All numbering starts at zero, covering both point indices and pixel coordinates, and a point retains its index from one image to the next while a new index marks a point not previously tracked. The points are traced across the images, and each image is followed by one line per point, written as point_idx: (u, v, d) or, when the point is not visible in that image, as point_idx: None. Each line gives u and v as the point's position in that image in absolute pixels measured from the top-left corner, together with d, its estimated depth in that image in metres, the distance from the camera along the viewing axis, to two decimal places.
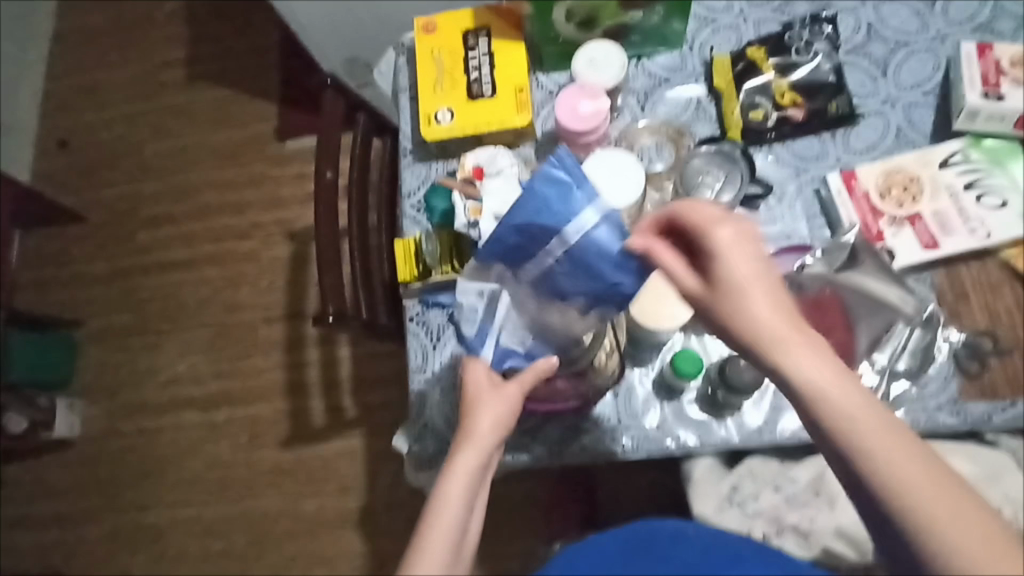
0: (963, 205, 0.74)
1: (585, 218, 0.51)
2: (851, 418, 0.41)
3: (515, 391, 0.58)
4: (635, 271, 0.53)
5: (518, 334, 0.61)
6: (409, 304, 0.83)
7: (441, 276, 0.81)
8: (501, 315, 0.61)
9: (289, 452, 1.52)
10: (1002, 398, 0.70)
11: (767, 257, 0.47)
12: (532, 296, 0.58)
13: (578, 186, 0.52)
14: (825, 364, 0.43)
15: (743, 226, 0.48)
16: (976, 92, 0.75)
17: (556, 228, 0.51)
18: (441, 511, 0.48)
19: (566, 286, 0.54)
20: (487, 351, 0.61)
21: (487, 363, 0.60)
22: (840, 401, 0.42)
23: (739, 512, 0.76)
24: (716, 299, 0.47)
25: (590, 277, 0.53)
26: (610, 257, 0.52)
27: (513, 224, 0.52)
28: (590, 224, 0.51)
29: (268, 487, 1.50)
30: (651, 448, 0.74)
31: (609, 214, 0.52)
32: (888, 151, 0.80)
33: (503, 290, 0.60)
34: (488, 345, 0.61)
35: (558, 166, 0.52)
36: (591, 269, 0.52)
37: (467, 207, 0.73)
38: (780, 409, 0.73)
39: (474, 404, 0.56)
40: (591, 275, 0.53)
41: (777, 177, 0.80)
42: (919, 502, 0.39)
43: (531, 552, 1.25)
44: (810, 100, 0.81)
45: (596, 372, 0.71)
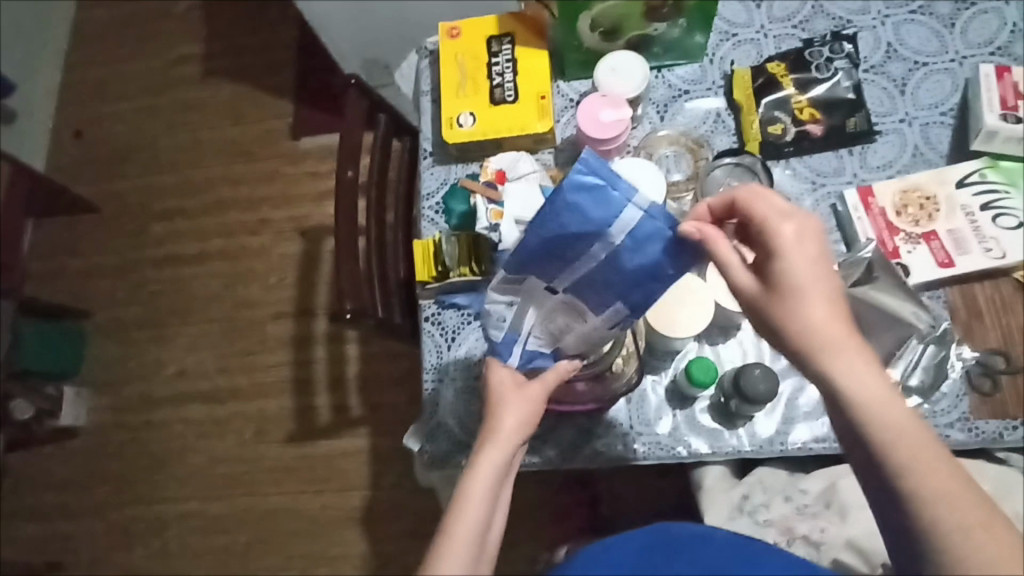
0: (979, 225, 0.74)
1: (628, 215, 0.49)
2: (893, 417, 0.44)
3: (538, 391, 0.59)
4: (674, 266, 0.51)
5: (546, 336, 0.60)
6: (425, 304, 0.84)
7: (458, 277, 0.81)
8: (528, 320, 0.59)
9: (294, 448, 1.52)
10: (1013, 416, 0.70)
11: (828, 255, 0.49)
12: (561, 299, 0.56)
13: (612, 186, 0.49)
14: (873, 369, 0.45)
15: (807, 224, 0.49)
16: (994, 114, 0.76)
17: (595, 233, 0.50)
18: (466, 506, 0.49)
19: (610, 269, 0.52)
20: (513, 359, 0.60)
21: (512, 368, 0.60)
22: (885, 406, 0.44)
23: (749, 520, 0.76)
24: (774, 300, 0.48)
25: (625, 275, 0.52)
26: (651, 252, 0.50)
27: (545, 234, 0.50)
28: (632, 223, 0.49)
29: (271, 483, 1.51)
30: (662, 455, 0.74)
31: (651, 210, 0.49)
32: (904, 168, 0.81)
33: (528, 309, 0.58)
34: (515, 352, 0.60)
35: (585, 170, 0.49)
36: (635, 256, 0.51)
37: (489, 210, 0.74)
38: (792, 421, 0.74)
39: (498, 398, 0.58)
40: (625, 274, 0.52)
41: (794, 190, 0.81)
42: (936, 509, 0.41)
43: (535, 556, 1.25)
44: (828, 116, 0.82)
45: (613, 376, 0.72)
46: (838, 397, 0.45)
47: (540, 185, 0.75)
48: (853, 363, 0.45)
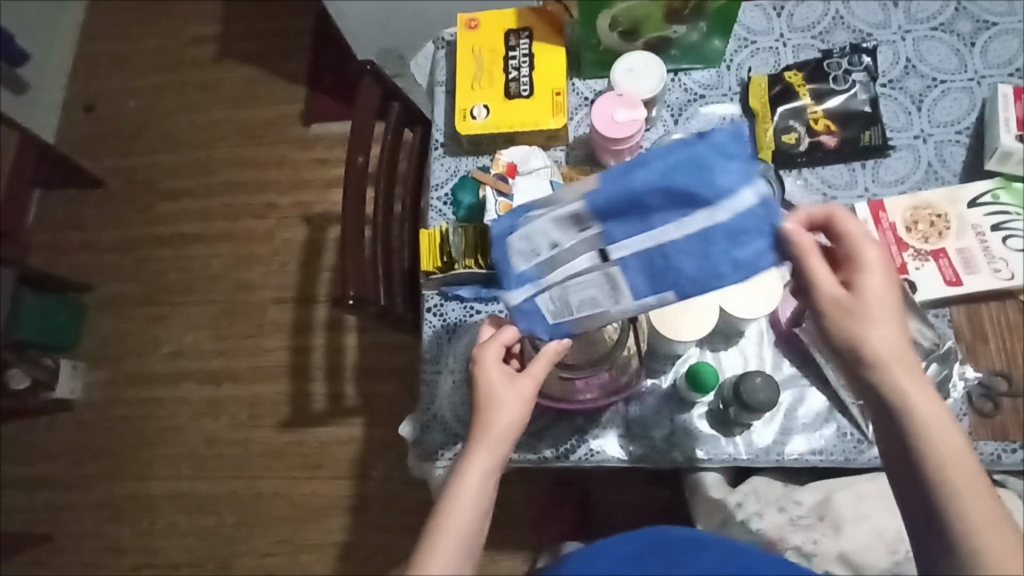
0: (990, 245, 0.73)
1: (742, 200, 0.44)
2: (947, 442, 0.48)
3: (530, 386, 0.57)
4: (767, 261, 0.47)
5: (558, 301, 0.54)
6: (428, 295, 0.84)
7: (463, 270, 0.80)
8: (561, 274, 0.52)
9: (287, 434, 1.52)
10: (1013, 439, 0.70)
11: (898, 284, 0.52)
12: (602, 271, 0.50)
13: (743, 161, 0.44)
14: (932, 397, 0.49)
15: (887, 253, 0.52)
16: (1009, 135, 0.75)
17: (707, 200, 0.44)
18: (454, 513, 0.51)
19: (690, 252, 0.47)
20: (520, 300, 0.55)
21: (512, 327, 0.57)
22: (943, 432, 0.48)
23: (742, 528, 0.76)
24: (852, 313, 0.50)
25: (729, 244, 0.46)
26: (743, 248, 0.46)
27: (658, 183, 0.44)
28: (742, 209, 0.45)
29: (262, 467, 1.51)
30: (657, 459, 0.74)
31: (767, 201, 0.45)
32: (917, 185, 0.81)
33: (579, 255, 0.50)
34: (525, 292, 0.54)
35: (726, 137, 0.44)
36: (726, 238, 0.46)
37: (498, 203, 0.73)
38: (790, 431, 0.73)
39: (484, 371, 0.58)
40: (706, 255, 0.47)
41: (805, 201, 0.81)
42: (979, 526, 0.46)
43: (522, 554, 1.25)
44: (843, 128, 0.82)
45: (616, 372, 0.72)
46: (905, 411, 0.48)
47: (552, 182, 0.74)
48: (914, 384, 0.49)
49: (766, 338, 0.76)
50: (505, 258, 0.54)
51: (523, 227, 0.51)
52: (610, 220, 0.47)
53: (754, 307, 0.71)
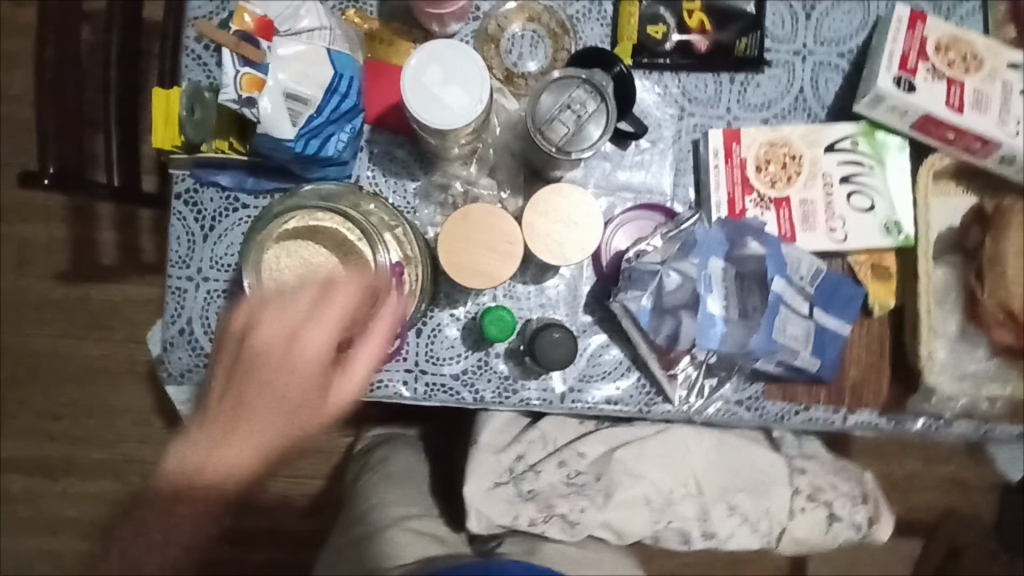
0: (834, 199, 0.65)
1: (830, 318, 0.65)
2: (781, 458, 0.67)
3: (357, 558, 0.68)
4: (834, 341, 0.65)
5: (792, 339, 0.63)
6: (176, 176, 0.63)
7: (212, 153, 0.60)
8: (785, 317, 0.63)
9: (68, 287, 1.20)
10: (799, 401, 0.67)
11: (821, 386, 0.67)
12: (806, 325, 0.64)
13: (842, 309, 0.65)
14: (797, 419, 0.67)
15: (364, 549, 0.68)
16: (889, 75, 0.62)
17: (837, 313, 0.65)
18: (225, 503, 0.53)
19: (812, 311, 0.64)
20: (806, 354, 0.63)
21: (754, 333, 0.61)
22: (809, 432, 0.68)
23: (513, 491, 0.64)
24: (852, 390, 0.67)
25: (835, 310, 0.65)
26: (837, 304, 0.65)
27: (829, 297, 0.65)
28: (834, 326, 0.65)
29: (40, 323, 1.20)
30: (445, 398, 0.66)
31: (819, 305, 0.65)
32: (782, 114, 0.69)
33: (803, 318, 0.64)
34: (765, 342, 0.62)
35: (841, 286, 0.65)
36: (824, 334, 0.65)
37: (241, 75, 0.51)
38: (589, 378, 0.67)
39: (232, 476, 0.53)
40: (814, 334, 0.64)
41: (658, 116, 0.68)
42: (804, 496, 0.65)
43: (338, 432, 1.10)
44: (719, 30, 0.67)
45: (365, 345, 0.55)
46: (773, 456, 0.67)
47: (329, 51, 0.54)
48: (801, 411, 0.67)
49: (576, 284, 0.67)
50: (802, 355, 0.63)
51: (793, 321, 0.63)
52: (789, 304, 0.63)
53: (566, 252, 0.57)
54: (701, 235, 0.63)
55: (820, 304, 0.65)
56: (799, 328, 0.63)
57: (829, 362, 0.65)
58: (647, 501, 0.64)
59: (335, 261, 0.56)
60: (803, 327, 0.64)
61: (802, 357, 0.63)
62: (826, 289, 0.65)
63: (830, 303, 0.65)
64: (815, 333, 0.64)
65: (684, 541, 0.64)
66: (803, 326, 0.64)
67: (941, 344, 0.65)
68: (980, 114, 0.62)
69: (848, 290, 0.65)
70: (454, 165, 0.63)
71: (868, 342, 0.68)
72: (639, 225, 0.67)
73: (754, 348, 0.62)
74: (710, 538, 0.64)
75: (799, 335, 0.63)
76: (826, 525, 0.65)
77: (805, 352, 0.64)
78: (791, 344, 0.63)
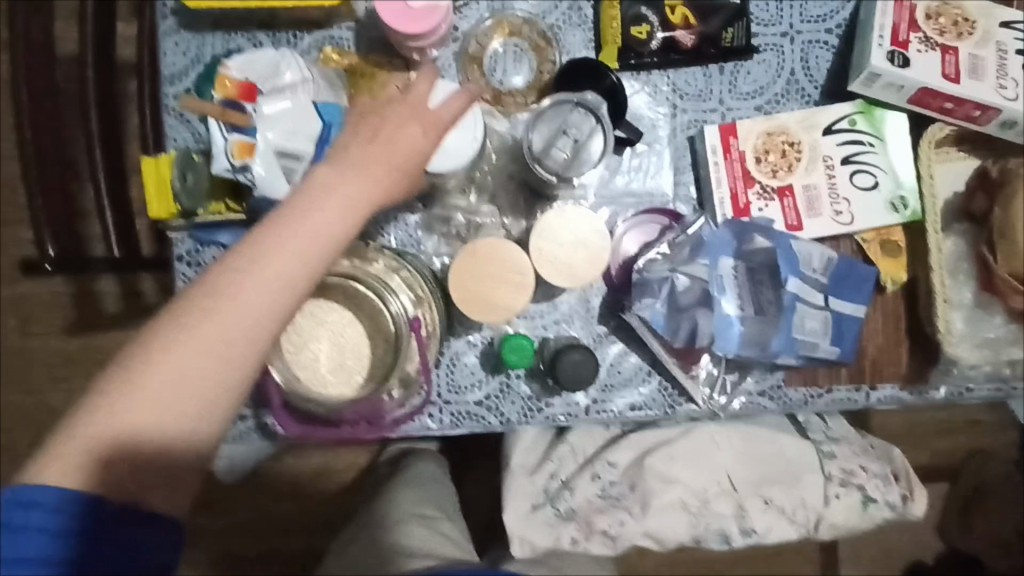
0: (837, 181, 0.65)
1: (847, 305, 0.65)
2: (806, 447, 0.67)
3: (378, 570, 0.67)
4: (852, 328, 0.65)
5: (811, 332, 0.63)
6: (177, 240, 0.62)
7: (209, 216, 0.59)
8: (802, 312, 0.63)
9: (79, 340, 1.19)
10: (820, 385, 0.67)
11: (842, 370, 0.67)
12: (824, 316, 0.64)
13: (857, 293, 0.65)
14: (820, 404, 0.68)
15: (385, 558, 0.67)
16: (882, 51, 0.61)
17: (853, 298, 0.65)
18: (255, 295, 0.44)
19: (829, 301, 0.64)
20: (825, 344, 0.64)
21: (776, 336, 0.61)
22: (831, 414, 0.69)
23: (551, 513, 0.65)
24: (873, 370, 0.67)
25: (851, 296, 0.65)
26: (851, 288, 0.65)
27: (842, 284, 0.65)
28: (851, 313, 0.65)
29: (54, 379, 1.19)
30: (471, 425, 0.66)
31: (834, 293, 0.64)
32: (776, 99, 0.68)
33: (820, 309, 0.64)
34: (787, 342, 0.62)
35: (854, 271, 0.65)
36: (842, 322, 0.65)
37: (230, 143, 0.51)
38: (610, 389, 0.66)
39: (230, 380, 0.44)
40: (833, 324, 0.64)
41: (651, 116, 0.67)
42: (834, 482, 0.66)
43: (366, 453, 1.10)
44: (705, 21, 0.65)
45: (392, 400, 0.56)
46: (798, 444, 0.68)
47: (315, 104, 0.53)
48: (826, 398, 0.67)
49: (588, 296, 0.66)
50: (820, 346, 0.64)
51: (810, 314, 0.63)
52: (806, 298, 0.63)
53: (578, 275, 0.57)
54: (711, 236, 0.63)
55: (836, 292, 0.65)
56: (817, 320, 0.63)
57: (847, 346, 0.65)
58: (685, 506, 0.65)
59: (350, 315, 0.56)
60: (821, 318, 0.64)
61: (822, 348, 0.64)
62: (839, 276, 0.65)
63: (845, 290, 0.65)
64: (834, 322, 0.64)
65: (725, 540, 0.65)
66: (822, 317, 0.64)
67: (958, 315, 0.65)
68: (977, 81, 0.61)
69: (861, 273, 0.65)
70: (453, 197, 0.63)
71: (884, 319, 0.68)
72: (646, 230, 0.66)
73: (774, 349, 0.62)
74: (750, 535, 0.65)
75: (818, 329, 0.63)
76: (861, 507, 0.66)
77: (825, 344, 0.64)
78: (811, 337, 0.63)
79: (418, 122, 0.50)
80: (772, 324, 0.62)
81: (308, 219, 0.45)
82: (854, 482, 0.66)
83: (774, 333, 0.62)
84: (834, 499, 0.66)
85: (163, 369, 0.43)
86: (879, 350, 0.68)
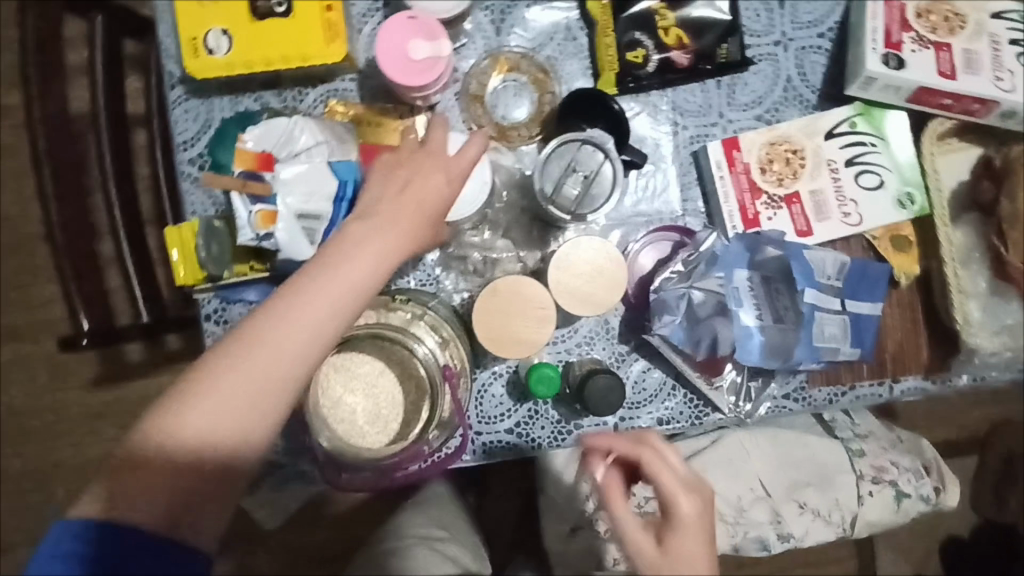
0: (842, 183, 0.66)
1: (864, 306, 0.66)
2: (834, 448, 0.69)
3: None
4: (870, 329, 0.66)
5: (831, 339, 0.64)
6: (203, 300, 0.62)
7: (235, 278, 0.61)
8: (820, 319, 0.64)
9: (105, 392, 1.18)
10: (843, 383, 0.68)
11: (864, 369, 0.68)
12: (842, 320, 0.65)
13: (873, 293, 0.66)
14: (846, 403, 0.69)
15: None
16: (876, 54, 0.62)
17: (869, 298, 0.66)
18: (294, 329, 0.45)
19: (846, 305, 0.65)
20: (846, 347, 0.65)
21: (797, 348, 0.63)
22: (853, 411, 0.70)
23: (590, 534, 0.68)
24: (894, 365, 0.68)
25: (867, 298, 0.66)
26: (867, 288, 0.66)
27: (857, 286, 0.66)
28: (868, 313, 0.66)
29: (84, 433, 1.18)
30: (504, 453, 0.67)
31: (850, 296, 0.65)
32: (775, 107, 0.69)
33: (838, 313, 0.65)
34: (807, 351, 0.63)
35: (867, 271, 0.66)
36: (860, 324, 0.66)
37: (254, 214, 0.53)
38: (637, 405, 0.67)
39: (268, 426, 0.45)
40: (852, 327, 0.65)
41: (654, 137, 0.68)
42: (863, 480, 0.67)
43: None
44: (699, 39, 0.66)
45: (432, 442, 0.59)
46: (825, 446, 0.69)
47: (330, 164, 0.54)
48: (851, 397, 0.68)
49: (606, 318, 0.68)
50: (840, 350, 0.65)
51: (828, 320, 0.64)
52: (822, 307, 0.64)
53: (599, 302, 0.58)
54: (725, 251, 0.63)
55: (852, 295, 0.66)
56: (835, 325, 0.64)
57: (867, 344, 0.66)
58: (720, 516, 0.66)
59: (381, 366, 0.57)
60: (840, 323, 0.65)
61: (842, 351, 0.65)
62: (853, 278, 0.66)
63: (861, 291, 0.66)
64: (852, 324, 0.65)
65: (763, 548, 0.66)
66: (840, 322, 0.65)
67: (974, 304, 0.66)
68: (973, 75, 0.62)
69: (875, 273, 0.66)
70: (466, 235, 0.64)
71: (902, 312, 0.69)
72: (660, 248, 0.67)
73: (796, 359, 0.63)
74: (787, 540, 0.66)
75: (837, 336, 0.64)
76: (894, 503, 0.67)
77: (846, 347, 0.65)
78: (831, 342, 0.64)
79: (444, 172, 0.51)
80: (794, 336, 0.63)
81: (342, 270, 0.46)
82: (883, 479, 0.67)
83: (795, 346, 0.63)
84: (865, 498, 0.67)
85: (197, 414, 0.43)
86: (898, 346, 0.68)
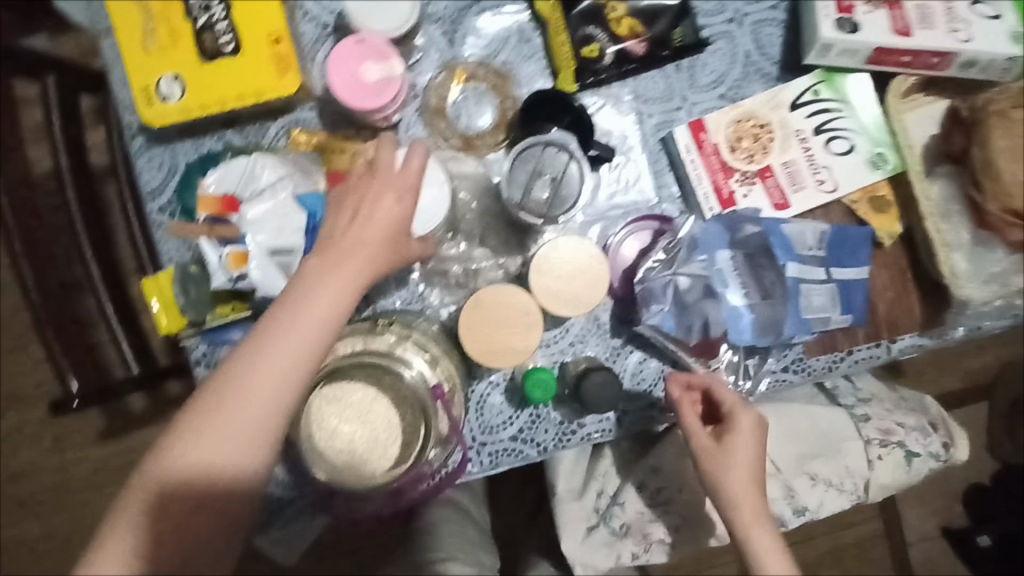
0: (813, 152, 0.66)
1: (850, 271, 0.66)
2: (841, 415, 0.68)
3: None
4: (858, 293, 0.66)
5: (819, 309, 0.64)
6: (190, 346, 0.62)
7: (219, 321, 0.60)
8: (806, 291, 0.64)
9: (112, 446, 1.17)
10: (841, 348, 0.67)
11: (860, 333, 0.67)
12: (828, 288, 0.65)
13: (857, 257, 0.66)
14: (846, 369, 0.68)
15: None
16: (829, 21, 0.62)
17: (854, 263, 0.66)
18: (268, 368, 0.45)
19: (830, 274, 0.65)
20: (835, 315, 0.65)
21: (786, 324, 0.62)
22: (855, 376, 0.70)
23: (606, 532, 0.67)
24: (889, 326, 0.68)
25: (851, 262, 0.66)
26: (851, 253, 0.66)
27: (840, 253, 0.65)
28: (854, 278, 0.66)
29: (96, 489, 1.17)
30: (511, 460, 0.66)
31: (834, 264, 0.65)
32: (737, 84, 0.68)
33: (824, 282, 0.65)
34: (797, 326, 0.63)
35: (849, 237, 0.65)
36: (847, 290, 0.66)
37: (225, 257, 0.53)
38: (638, 397, 0.67)
39: (250, 470, 0.45)
40: (839, 294, 0.65)
41: (620, 128, 0.68)
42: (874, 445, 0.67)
43: None
44: (652, 25, 0.66)
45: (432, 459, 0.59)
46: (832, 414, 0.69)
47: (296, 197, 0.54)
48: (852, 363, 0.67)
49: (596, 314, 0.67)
50: (830, 318, 0.65)
51: (814, 291, 0.64)
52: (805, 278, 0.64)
53: (584, 301, 0.58)
54: (703, 234, 0.63)
55: (836, 262, 0.65)
56: (821, 294, 0.64)
57: (857, 308, 0.66)
58: None
59: (373, 392, 0.56)
60: (827, 291, 0.65)
61: (832, 319, 0.65)
62: (835, 245, 0.65)
63: (845, 258, 0.66)
64: (839, 290, 0.65)
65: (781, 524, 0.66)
66: (826, 291, 0.65)
67: (960, 256, 0.64)
68: (928, 30, 0.62)
69: (856, 237, 0.66)
70: (443, 248, 0.64)
71: (889, 272, 0.69)
72: (640, 239, 0.67)
73: (788, 333, 0.63)
74: (803, 513, 0.66)
75: (823, 306, 0.64)
76: (905, 463, 0.67)
77: (835, 314, 0.65)
78: (818, 313, 0.64)
79: (391, 189, 0.49)
80: (781, 312, 0.63)
81: (302, 306, 0.45)
82: (892, 441, 0.67)
83: (784, 322, 0.63)
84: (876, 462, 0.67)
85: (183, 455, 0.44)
86: (891, 305, 0.68)
